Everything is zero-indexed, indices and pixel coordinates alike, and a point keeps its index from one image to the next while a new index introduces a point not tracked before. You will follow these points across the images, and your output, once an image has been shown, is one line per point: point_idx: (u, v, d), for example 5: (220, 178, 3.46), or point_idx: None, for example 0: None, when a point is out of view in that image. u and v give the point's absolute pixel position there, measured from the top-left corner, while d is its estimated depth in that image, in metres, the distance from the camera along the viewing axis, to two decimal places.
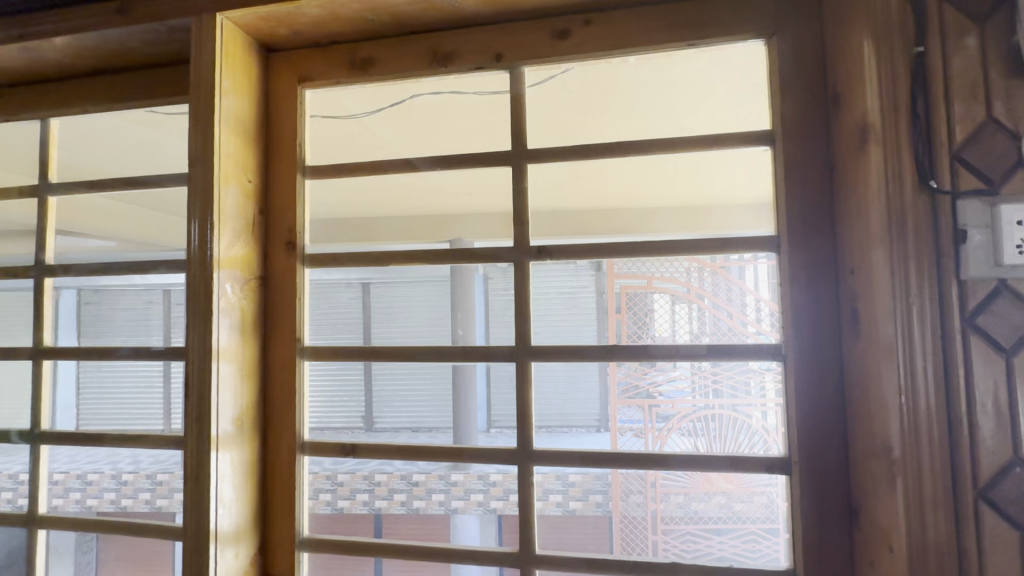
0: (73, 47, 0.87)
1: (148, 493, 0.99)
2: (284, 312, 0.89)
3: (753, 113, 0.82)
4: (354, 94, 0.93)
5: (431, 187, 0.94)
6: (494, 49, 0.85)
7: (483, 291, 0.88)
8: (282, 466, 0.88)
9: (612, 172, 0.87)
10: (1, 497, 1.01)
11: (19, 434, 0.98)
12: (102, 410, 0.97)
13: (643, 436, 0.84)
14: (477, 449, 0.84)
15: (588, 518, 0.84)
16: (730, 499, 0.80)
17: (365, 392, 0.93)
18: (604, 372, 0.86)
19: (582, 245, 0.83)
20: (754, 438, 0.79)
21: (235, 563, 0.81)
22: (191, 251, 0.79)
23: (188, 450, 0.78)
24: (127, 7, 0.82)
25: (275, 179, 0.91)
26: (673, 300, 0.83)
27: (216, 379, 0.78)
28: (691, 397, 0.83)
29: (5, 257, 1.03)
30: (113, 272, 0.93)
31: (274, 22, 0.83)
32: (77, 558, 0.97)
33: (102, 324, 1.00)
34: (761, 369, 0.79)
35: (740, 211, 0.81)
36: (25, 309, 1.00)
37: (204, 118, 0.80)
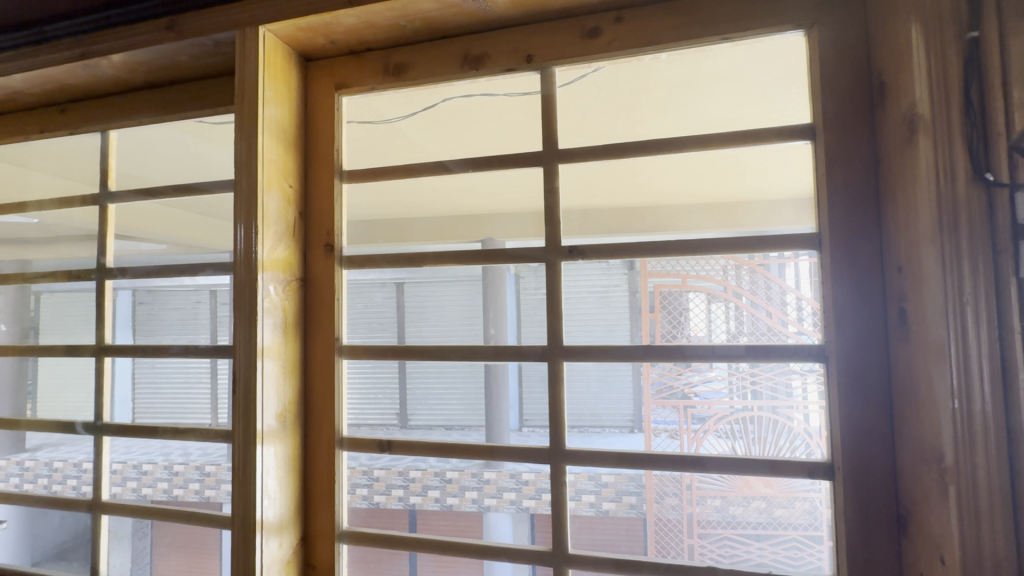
0: (129, 62, 0.93)
1: (197, 483, 1.01)
2: (324, 311, 0.93)
3: (793, 104, 0.79)
4: (388, 99, 0.95)
5: (458, 185, 0.92)
6: (525, 50, 0.85)
7: (514, 291, 0.88)
8: (323, 460, 0.92)
9: (648, 172, 0.84)
10: (64, 485, 1.08)
11: (85, 425, 1.06)
12: (155, 405, 1.02)
13: (677, 438, 0.82)
14: (508, 447, 0.86)
15: (622, 519, 0.83)
16: (770, 504, 0.78)
17: (399, 389, 0.93)
18: (638, 371, 0.84)
19: (615, 244, 0.83)
20: (795, 442, 0.77)
21: (279, 553, 0.84)
22: (237, 253, 0.83)
23: (236, 444, 0.82)
24: (177, 24, 0.86)
25: (314, 183, 0.94)
26: (710, 299, 0.81)
27: (261, 376, 0.82)
28: (729, 398, 0.80)
29: (67, 260, 1.10)
30: (178, 272, 1.02)
31: (312, 32, 0.86)
32: (134, 543, 1.03)
33: (156, 323, 1.04)
34: (802, 370, 0.77)
35: (779, 207, 0.79)
36: (88, 309, 1.08)
37: (248, 126, 0.84)
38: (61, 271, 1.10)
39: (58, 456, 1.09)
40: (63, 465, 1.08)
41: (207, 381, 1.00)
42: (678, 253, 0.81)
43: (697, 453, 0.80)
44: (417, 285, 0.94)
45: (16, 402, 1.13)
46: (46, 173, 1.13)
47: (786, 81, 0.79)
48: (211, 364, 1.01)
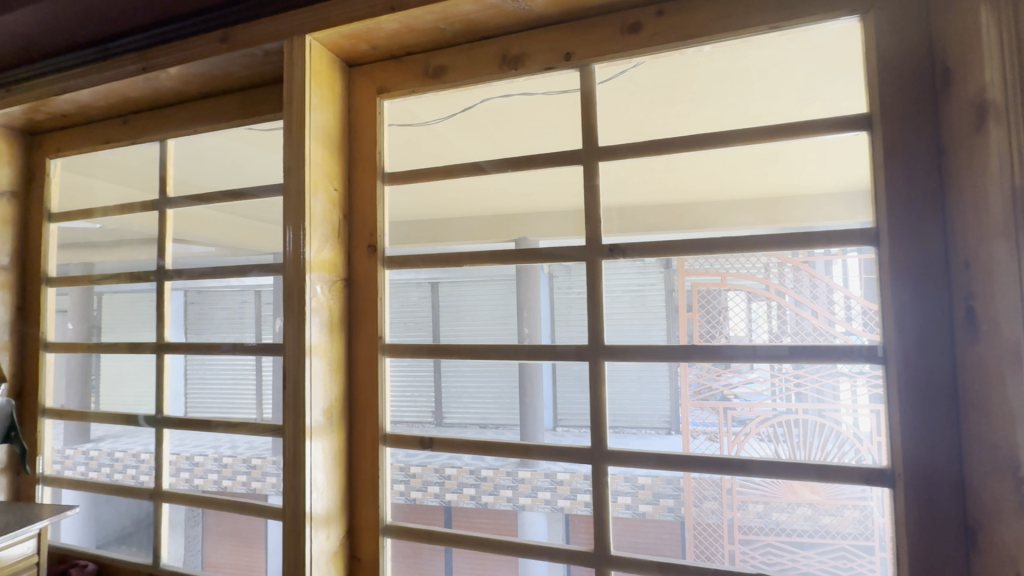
0: (185, 74, 0.98)
1: (244, 475, 1.05)
2: (366, 310, 0.95)
3: (846, 94, 0.75)
4: (427, 102, 0.96)
5: (493, 185, 0.92)
6: (564, 48, 0.85)
7: (548, 290, 0.88)
8: (367, 455, 0.94)
9: (688, 168, 0.82)
10: (124, 474, 1.15)
11: (146, 417, 1.13)
12: (207, 399, 1.08)
13: (717, 440, 0.80)
14: (543, 446, 0.86)
15: (661, 522, 0.82)
16: (818, 511, 0.75)
17: (434, 388, 0.94)
18: (675, 372, 0.82)
19: (653, 242, 0.82)
20: (844, 447, 0.73)
21: (327, 544, 0.87)
22: (286, 254, 0.86)
23: (286, 438, 0.85)
24: (229, 36, 0.90)
25: (357, 185, 0.97)
26: (750, 298, 0.78)
27: (309, 372, 0.85)
28: (771, 400, 0.77)
29: (127, 262, 1.17)
30: (226, 273, 1.07)
31: (355, 39, 0.88)
32: (186, 531, 1.08)
33: (206, 321, 1.09)
34: (851, 373, 0.74)
35: (827, 201, 0.76)
36: (147, 308, 1.15)
37: (296, 131, 0.87)
38: (124, 273, 1.16)
39: (120, 446, 1.16)
40: (123, 455, 1.15)
41: (253, 377, 1.04)
42: (717, 251, 0.79)
43: (739, 456, 0.77)
44: (452, 285, 0.95)
45: (79, 395, 1.20)
46: (109, 181, 1.20)
47: (838, 70, 0.75)
48: (256, 360, 1.05)
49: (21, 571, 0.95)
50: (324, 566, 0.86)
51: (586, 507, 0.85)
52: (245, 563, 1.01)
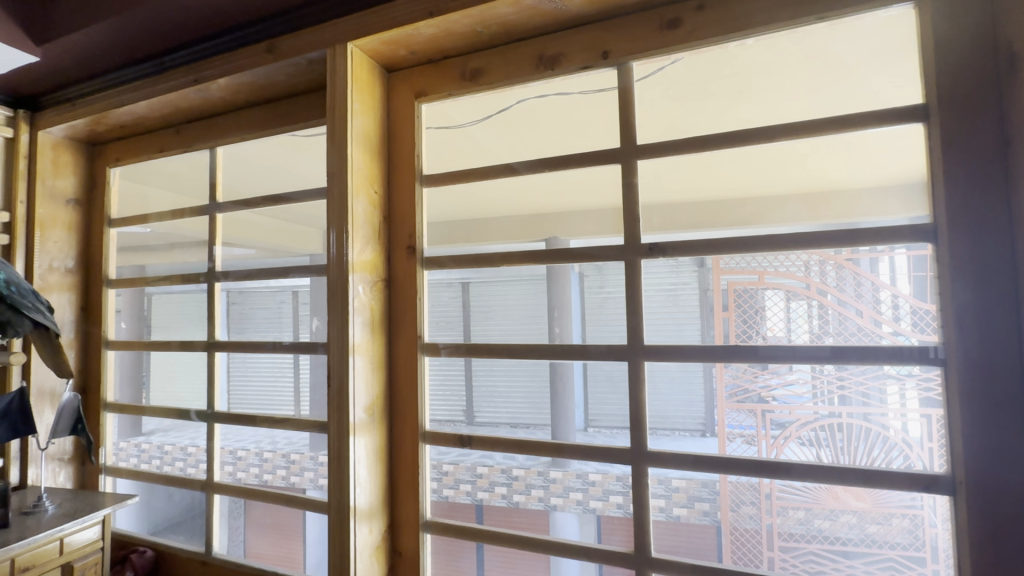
0: (233, 84, 1.02)
1: (283, 470, 1.09)
2: (405, 310, 0.97)
3: (897, 84, 0.72)
4: (463, 105, 0.97)
5: (525, 186, 0.93)
6: (601, 47, 0.85)
7: (579, 290, 0.89)
8: (407, 452, 0.96)
9: (726, 166, 0.81)
10: (173, 466, 1.21)
11: (198, 412, 1.18)
12: (249, 396, 1.12)
13: (755, 444, 0.78)
14: (575, 446, 0.86)
15: (696, 526, 0.81)
16: (863, 519, 0.73)
17: (465, 387, 0.95)
18: (710, 373, 0.81)
19: (690, 241, 0.80)
20: (891, 452, 0.71)
21: (370, 538, 0.90)
22: (330, 257, 0.89)
23: (332, 433, 0.88)
24: (275, 46, 0.94)
25: (396, 188, 0.99)
26: (789, 297, 0.76)
27: (352, 370, 0.87)
28: (812, 403, 0.75)
29: (177, 264, 1.23)
30: (266, 274, 1.11)
31: (394, 44, 0.90)
32: (229, 522, 1.13)
33: (247, 321, 1.14)
34: (899, 375, 0.71)
35: (873, 197, 0.73)
36: (196, 308, 1.20)
37: (339, 136, 0.89)
38: (176, 275, 1.22)
39: (168, 440, 1.22)
40: (172, 448, 1.21)
41: (291, 374, 1.08)
42: (754, 249, 0.77)
43: (780, 460, 0.75)
44: (482, 285, 0.96)
45: (133, 390, 1.27)
46: (160, 187, 1.26)
47: (888, 60, 0.73)
48: (294, 359, 1.08)
49: (87, 555, 1.01)
50: (367, 560, 0.88)
51: (618, 508, 0.85)
52: (284, 555, 1.05)
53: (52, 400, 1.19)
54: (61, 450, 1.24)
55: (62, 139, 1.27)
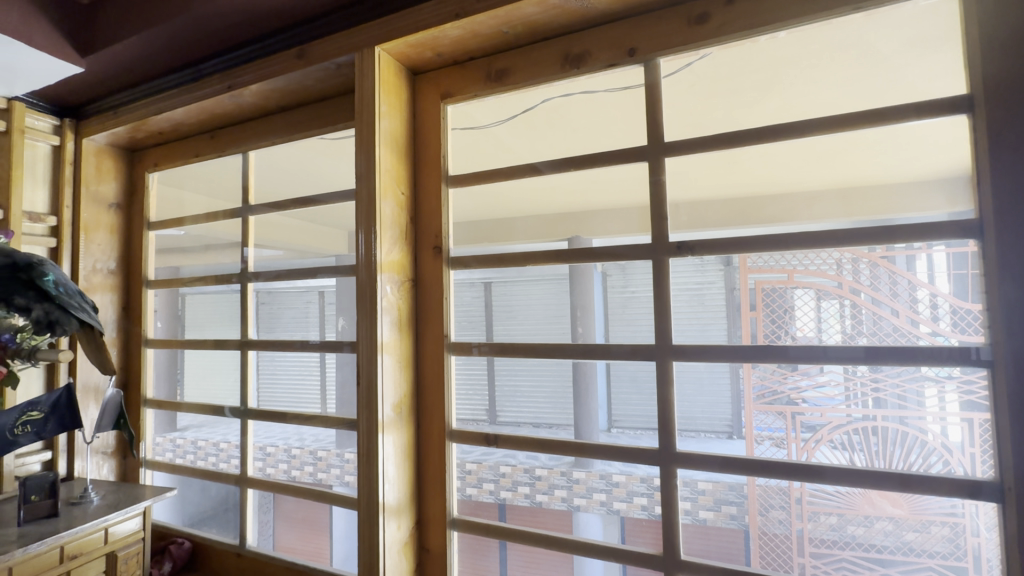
0: (265, 90, 1.05)
1: (311, 466, 1.11)
2: (432, 309, 0.98)
3: (937, 75, 0.70)
4: (486, 105, 0.97)
5: (548, 186, 0.93)
6: (627, 44, 0.84)
7: (601, 290, 0.88)
8: (434, 450, 0.97)
9: (755, 162, 0.79)
10: (206, 461, 1.24)
11: (231, 409, 1.21)
12: (279, 393, 1.15)
13: (784, 447, 0.76)
14: (598, 446, 0.86)
15: (722, 530, 0.79)
16: (900, 527, 0.70)
17: (488, 386, 0.96)
18: (737, 373, 0.79)
19: (716, 239, 0.79)
20: (930, 457, 0.68)
21: (398, 534, 0.91)
22: (359, 257, 0.91)
23: (361, 431, 0.89)
24: (305, 52, 0.96)
25: (422, 189, 1.00)
26: (820, 297, 0.74)
27: (381, 369, 0.89)
28: (845, 406, 0.73)
29: (211, 265, 1.27)
30: (295, 275, 1.13)
31: (420, 47, 0.91)
32: (259, 516, 1.16)
33: (275, 320, 1.17)
34: (938, 378, 0.68)
35: (910, 192, 0.71)
36: (228, 307, 1.24)
37: (367, 139, 0.91)
38: (210, 276, 1.26)
39: (202, 435, 1.26)
40: (205, 444, 1.25)
41: (318, 372, 1.10)
42: (783, 247, 0.75)
43: (811, 463, 0.73)
44: (504, 285, 0.96)
45: (168, 387, 1.31)
46: (194, 191, 1.31)
47: (926, 51, 0.70)
48: (321, 357, 1.10)
49: (129, 544, 1.05)
50: (395, 555, 0.90)
51: (643, 510, 0.84)
52: (312, 549, 1.07)
53: (96, 396, 1.26)
54: (105, 444, 1.30)
55: (105, 146, 1.32)
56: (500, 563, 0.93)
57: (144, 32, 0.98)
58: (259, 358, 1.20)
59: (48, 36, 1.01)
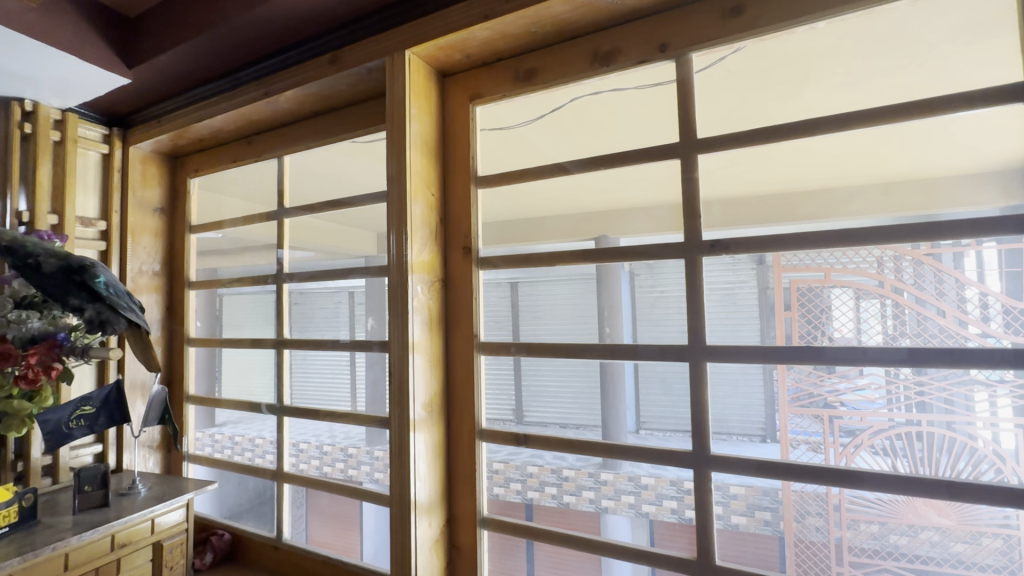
0: (299, 96, 1.08)
1: (341, 463, 1.14)
2: (462, 309, 0.99)
3: (988, 65, 0.67)
4: (514, 106, 0.98)
5: (575, 186, 0.92)
6: (658, 40, 0.83)
7: (629, 289, 0.87)
8: (464, 448, 0.98)
9: (790, 158, 0.77)
10: (243, 455, 1.29)
11: (268, 406, 1.25)
12: (312, 391, 1.18)
13: (821, 452, 0.73)
14: (626, 447, 0.85)
15: (756, 536, 0.77)
16: (946, 537, 0.67)
17: (514, 385, 0.96)
18: (771, 375, 0.77)
19: (749, 238, 0.77)
20: (980, 465, 0.65)
21: (429, 532, 0.92)
22: (391, 258, 0.92)
23: (394, 430, 0.91)
24: (337, 58, 0.98)
25: (451, 191, 1.01)
26: (859, 296, 0.72)
27: (412, 368, 0.90)
28: (886, 410, 0.70)
29: (247, 267, 1.31)
30: (326, 276, 1.16)
31: (450, 49, 0.92)
32: (292, 510, 1.19)
33: (308, 320, 1.20)
34: (988, 381, 0.65)
35: (957, 187, 0.67)
36: (264, 308, 1.28)
37: (398, 141, 0.93)
38: (247, 277, 1.30)
39: (239, 431, 1.30)
40: (241, 439, 1.29)
41: (348, 371, 1.13)
42: (819, 245, 0.73)
43: (850, 469, 0.71)
44: (531, 285, 0.96)
45: (207, 384, 1.37)
46: (232, 195, 1.35)
47: (976, 40, 0.68)
48: (351, 356, 1.13)
49: (174, 535, 1.10)
50: (427, 553, 0.91)
51: (673, 513, 0.83)
52: (343, 544, 1.10)
53: (143, 392, 1.32)
54: (150, 438, 1.36)
55: (150, 153, 1.38)
56: (527, 563, 0.93)
57: (186, 43, 1.02)
58: (292, 357, 1.23)
59: (99, 50, 1.07)
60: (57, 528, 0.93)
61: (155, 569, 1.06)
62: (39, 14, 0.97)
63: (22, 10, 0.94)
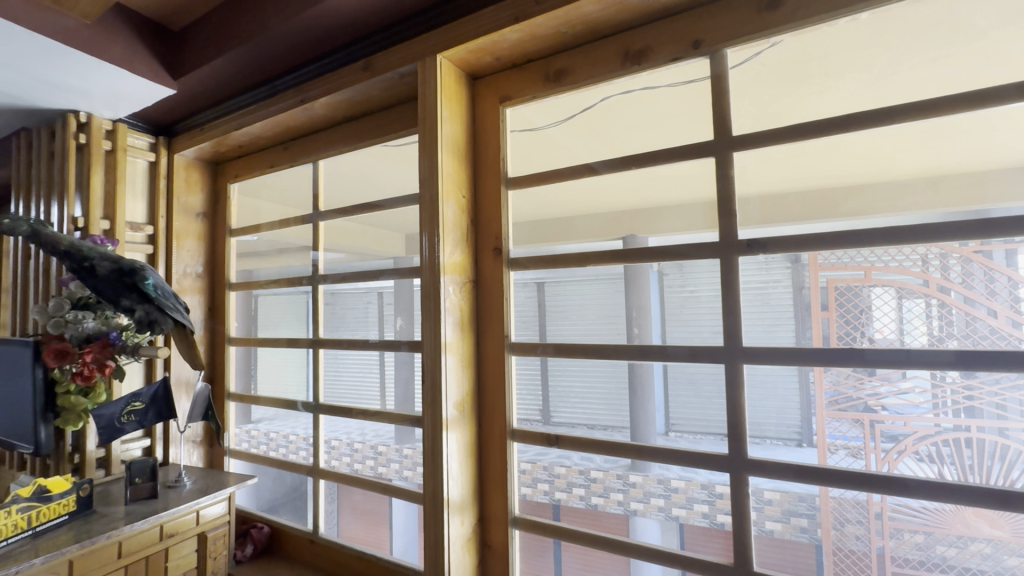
0: (333, 102, 1.11)
1: (371, 460, 1.16)
2: (493, 310, 1.00)
3: None
4: (543, 107, 0.98)
5: (603, 186, 0.92)
6: (691, 36, 0.82)
7: (658, 289, 0.86)
8: (496, 448, 0.98)
9: (828, 154, 0.75)
10: (279, 451, 1.33)
11: (304, 404, 1.27)
12: (343, 390, 1.21)
13: (861, 457, 0.71)
14: (655, 449, 0.84)
15: (791, 543, 0.75)
16: (999, 550, 0.63)
17: (541, 385, 0.96)
18: (807, 377, 0.75)
19: (783, 236, 0.76)
20: None
21: (462, 530, 0.93)
22: (424, 259, 0.94)
23: (427, 428, 0.92)
24: (370, 64, 1.00)
25: (481, 192, 1.02)
26: (901, 296, 0.69)
27: (445, 368, 0.91)
28: (932, 415, 0.67)
29: (283, 268, 1.35)
30: (356, 277, 1.19)
31: (480, 52, 0.93)
32: (324, 506, 1.22)
33: (340, 320, 1.23)
34: None
35: (1008, 181, 0.64)
36: (298, 308, 1.32)
37: (429, 144, 0.94)
38: (283, 278, 1.34)
39: (274, 427, 1.34)
40: (277, 435, 1.33)
41: (377, 370, 1.15)
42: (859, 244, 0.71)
43: (893, 475, 0.68)
44: (557, 285, 0.96)
45: (245, 381, 1.42)
46: (269, 199, 1.40)
47: None
48: (380, 356, 1.15)
49: (217, 526, 1.14)
50: (459, 551, 0.92)
51: (704, 517, 0.81)
52: (373, 539, 1.12)
53: (187, 389, 1.37)
54: (194, 433, 1.41)
55: (193, 160, 1.44)
56: (555, 564, 0.93)
57: (228, 54, 1.06)
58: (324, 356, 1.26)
59: (147, 62, 1.12)
60: (110, 517, 0.98)
61: (200, 558, 1.11)
62: (93, 31, 1.03)
63: (78, 27, 1.00)
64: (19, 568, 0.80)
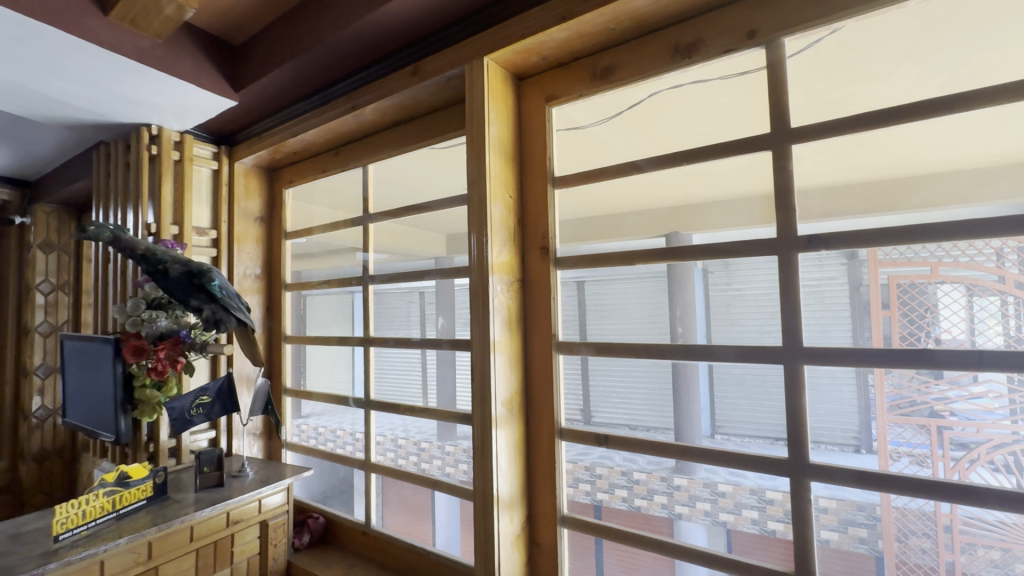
0: (382, 107, 1.14)
1: (415, 456, 1.19)
2: (540, 308, 1.00)
3: None
4: (590, 104, 0.97)
5: (647, 183, 0.91)
6: (745, 26, 0.79)
7: (702, 287, 0.84)
8: (545, 447, 0.98)
9: (893, 145, 0.71)
10: (329, 445, 1.38)
11: (355, 400, 1.31)
12: (389, 386, 1.24)
13: (928, 466, 0.67)
14: (700, 450, 0.82)
15: (850, 553, 0.72)
16: None
17: (581, 384, 0.96)
18: (865, 379, 0.71)
19: (840, 232, 0.73)
20: None
21: (511, 527, 0.94)
22: (473, 259, 0.95)
23: (477, 426, 0.94)
24: (418, 69, 1.03)
25: (528, 192, 1.02)
26: (972, 293, 0.65)
27: (494, 366, 0.92)
28: (1009, 423, 0.63)
29: (334, 268, 1.40)
30: (399, 278, 1.22)
31: (526, 53, 0.93)
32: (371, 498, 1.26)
33: (385, 320, 1.27)
34: None
35: None
36: (346, 308, 1.37)
37: (476, 145, 0.96)
38: (334, 278, 1.39)
39: (323, 422, 1.40)
40: (325, 429, 1.39)
41: (419, 367, 1.18)
42: (923, 239, 0.67)
43: (965, 485, 0.64)
44: (599, 284, 0.96)
45: (297, 377, 1.48)
46: (320, 203, 1.46)
47: None
48: (422, 354, 1.18)
49: (277, 515, 1.20)
50: (509, 548, 0.93)
51: (753, 524, 0.79)
52: (417, 533, 1.14)
53: (248, 384, 1.45)
54: (253, 426, 1.49)
55: (252, 167, 1.52)
56: (598, 565, 0.93)
57: (285, 66, 1.11)
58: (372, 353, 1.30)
59: (212, 76, 1.20)
60: (183, 503, 1.05)
61: (263, 545, 1.17)
62: (165, 49, 1.11)
63: (152, 47, 1.08)
64: (107, 546, 0.87)
